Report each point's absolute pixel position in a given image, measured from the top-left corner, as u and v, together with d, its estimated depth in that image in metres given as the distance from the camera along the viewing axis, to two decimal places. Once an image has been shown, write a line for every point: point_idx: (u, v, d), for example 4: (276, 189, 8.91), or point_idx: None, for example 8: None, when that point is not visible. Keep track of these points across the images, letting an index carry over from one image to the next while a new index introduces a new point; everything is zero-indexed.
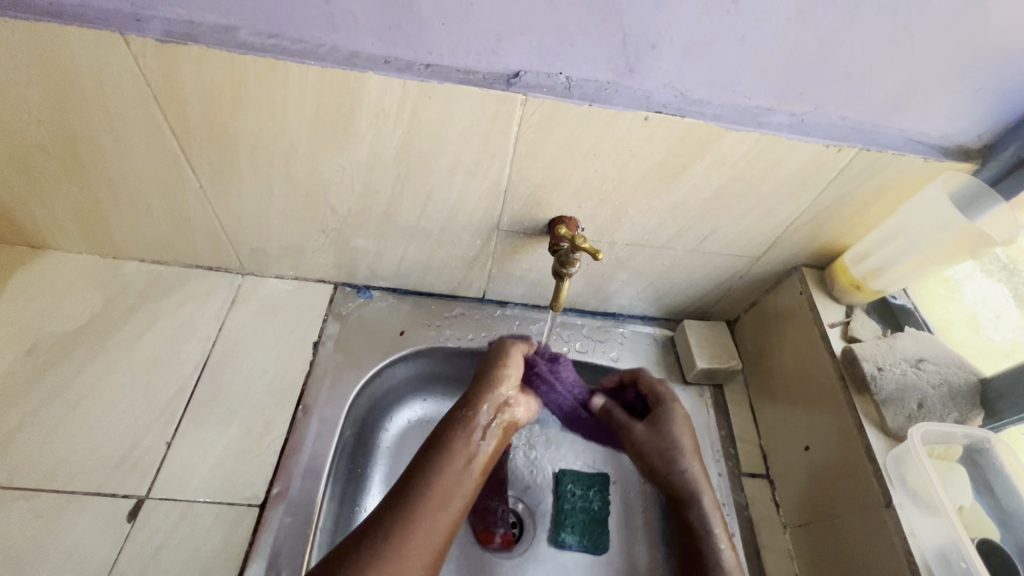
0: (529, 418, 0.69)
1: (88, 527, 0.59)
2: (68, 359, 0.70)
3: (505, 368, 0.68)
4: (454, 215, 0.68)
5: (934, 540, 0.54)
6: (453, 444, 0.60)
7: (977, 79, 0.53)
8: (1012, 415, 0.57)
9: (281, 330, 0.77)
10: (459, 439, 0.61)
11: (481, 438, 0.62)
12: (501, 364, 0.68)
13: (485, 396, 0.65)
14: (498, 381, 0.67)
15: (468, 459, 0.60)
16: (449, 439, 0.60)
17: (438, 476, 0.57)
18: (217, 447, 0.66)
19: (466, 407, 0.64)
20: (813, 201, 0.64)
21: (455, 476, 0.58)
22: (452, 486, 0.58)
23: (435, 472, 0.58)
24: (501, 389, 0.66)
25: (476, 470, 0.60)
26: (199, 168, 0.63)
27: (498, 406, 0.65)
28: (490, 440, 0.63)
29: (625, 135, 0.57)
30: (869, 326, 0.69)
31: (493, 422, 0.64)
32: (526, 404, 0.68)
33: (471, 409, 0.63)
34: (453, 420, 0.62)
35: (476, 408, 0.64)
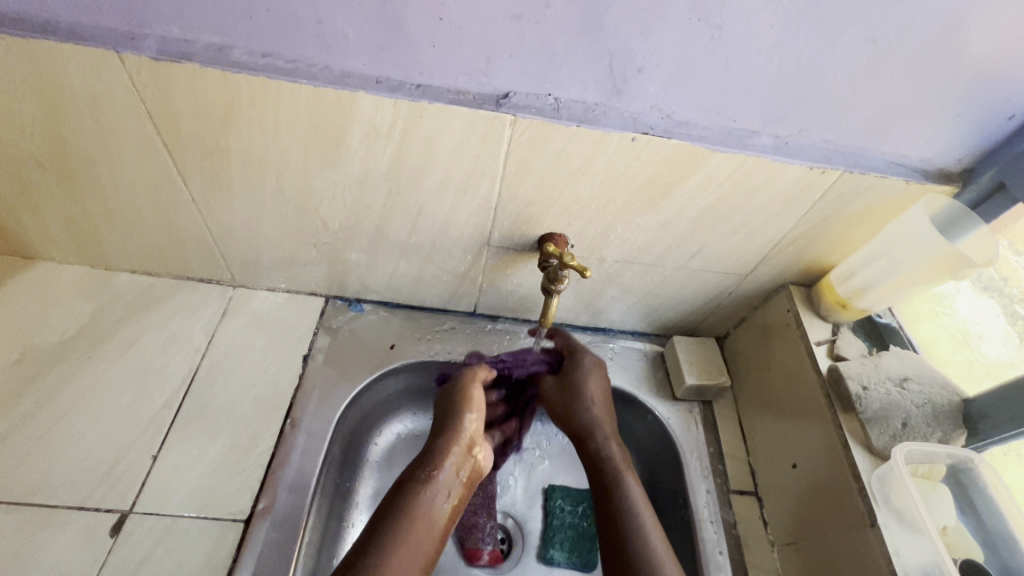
0: (487, 470, 0.66)
1: (71, 542, 0.58)
2: (55, 371, 0.69)
3: (467, 416, 0.64)
4: (445, 230, 0.69)
5: (917, 560, 0.54)
6: (414, 508, 0.56)
7: (955, 105, 0.54)
8: (995, 435, 0.57)
9: (271, 343, 0.77)
10: (420, 501, 0.57)
11: (442, 495, 0.59)
12: (463, 412, 0.64)
13: (446, 452, 0.61)
14: (461, 432, 0.62)
15: (430, 519, 0.56)
16: (409, 501, 0.56)
17: (398, 542, 0.53)
18: (203, 461, 0.66)
19: (427, 466, 0.59)
20: (799, 220, 0.65)
21: (416, 541, 0.54)
22: (413, 553, 0.54)
23: (395, 537, 0.54)
24: (463, 442, 0.62)
25: (437, 532, 0.57)
26: (190, 182, 0.63)
27: (459, 462, 0.61)
28: (450, 498, 0.59)
29: (613, 155, 0.58)
30: (854, 345, 0.70)
31: (455, 478, 0.60)
32: (485, 457, 0.65)
33: (433, 468, 0.59)
34: (413, 480, 0.58)
35: (436, 465, 0.60)
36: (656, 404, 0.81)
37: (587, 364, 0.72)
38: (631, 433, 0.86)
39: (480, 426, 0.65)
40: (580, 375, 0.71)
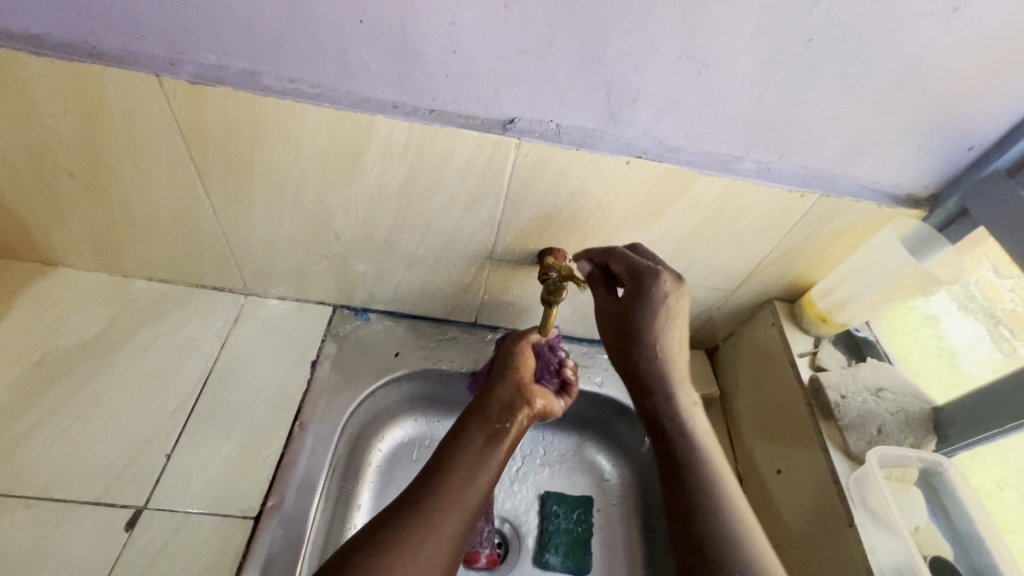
0: (549, 407, 0.72)
1: (87, 536, 0.60)
2: (73, 373, 0.72)
3: (517, 363, 0.74)
4: (451, 244, 0.73)
5: (890, 557, 0.57)
6: (473, 428, 0.64)
7: (919, 136, 0.59)
8: (962, 441, 0.61)
9: (281, 349, 0.80)
10: (478, 422, 0.65)
11: (501, 420, 0.66)
12: (514, 361, 0.74)
13: (499, 389, 0.70)
14: (513, 372, 0.73)
15: (489, 438, 0.63)
16: (470, 426, 0.64)
17: (460, 454, 0.61)
18: (215, 461, 0.68)
19: (483, 400, 0.69)
20: (781, 240, 0.70)
21: (478, 454, 0.61)
22: (475, 463, 0.60)
23: (457, 451, 0.61)
24: (517, 378, 0.72)
25: (501, 448, 0.63)
26: (213, 195, 0.67)
27: (515, 395, 0.69)
28: (512, 422, 0.66)
29: (609, 176, 0.62)
30: (834, 357, 0.74)
31: (512, 407, 0.68)
32: (542, 392, 0.72)
33: (487, 400, 0.68)
34: (473, 411, 0.67)
35: (490, 400, 0.69)
36: None
37: (666, 285, 0.62)
38: (626, 443, 0.90)
39: (531, 370, 0.74)
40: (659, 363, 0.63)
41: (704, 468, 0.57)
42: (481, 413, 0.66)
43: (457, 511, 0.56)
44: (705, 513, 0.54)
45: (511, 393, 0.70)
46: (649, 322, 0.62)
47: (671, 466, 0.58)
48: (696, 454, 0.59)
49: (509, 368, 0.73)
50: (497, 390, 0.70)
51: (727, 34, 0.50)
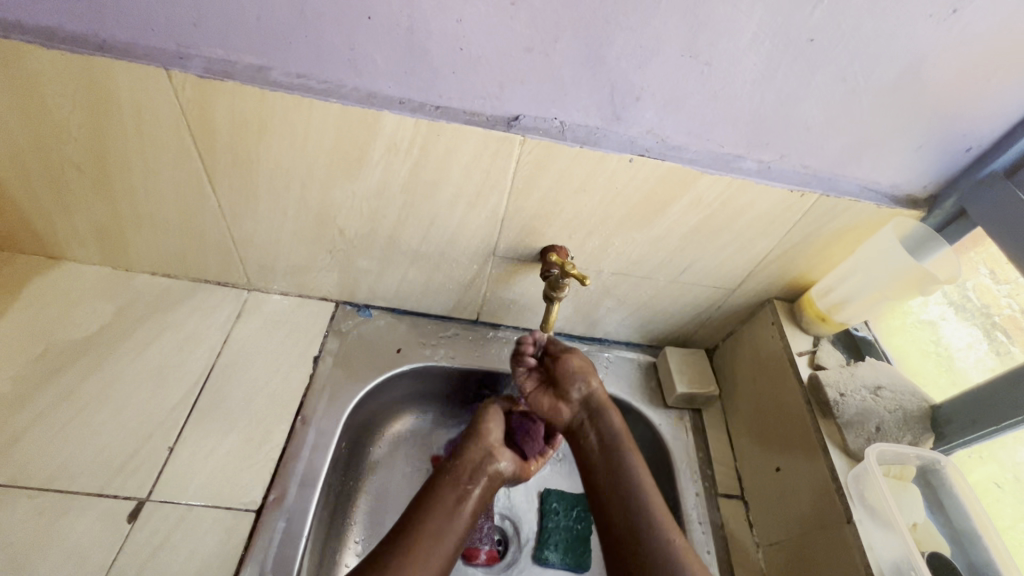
0: (517, 468, 0.74)
1: (90, 526, 0.61)
2: (77, 365, 0.73)
3: (490, 424, 0.74)
4: (454, 240, 0.73)
5: (888, 553, 0.58)
6: (443, 492, 0.66)
7: (919, 137, 0.60)
8: (960, 438, 0.62)
9: (284, 344, 0.80)
10: (447, 486, 0.67)
11: (469, 483, 0.68)
12: (490, 418, 0.75)
13: (471, 448, 0.71)
14: (488, 430, 0.73)
15: (458, 500, 0.66)
16: (440, 489, 0.66)
17: (428, 521, 0.63)
18: (217, 454, 0.69)
19: (455, 458, 0.70)
20: (781, 239, 0.71)
21: (445, 520, 0.64)
22: (441, 529, 0.63)
23: (426, 517, 0.63)
24: (490, 438, 0.73)
25: (465, 514, 0.66)
26: (218, 189, 0.68)
27: (485, 457, 0.71)
28: (479, 486, 0.69)
29: (613, 174, 0.63)
30: (833, 356, 0.75)
31: (482, 470, 0.70)
32: (512, 453, 0.74)
33: (458, 460, 0.70)
34: (443, 472, 0.69)
35: (462, 458, 0.70)
36: (649, 412, 0.86)
37: (577, 363, 0.73)
38: None
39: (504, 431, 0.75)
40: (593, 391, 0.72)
41: (634, 484, 0.65)
42: (452, 476, 0.68)
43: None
44: (636, 516, 0.63)
45: (487, 456, 0.71)
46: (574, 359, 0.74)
47: (614, 475, 0.66)
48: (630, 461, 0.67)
49: (480, 427, 0.74)
50: (469, 451, 0.71)
51: (730, 34, 0.51)
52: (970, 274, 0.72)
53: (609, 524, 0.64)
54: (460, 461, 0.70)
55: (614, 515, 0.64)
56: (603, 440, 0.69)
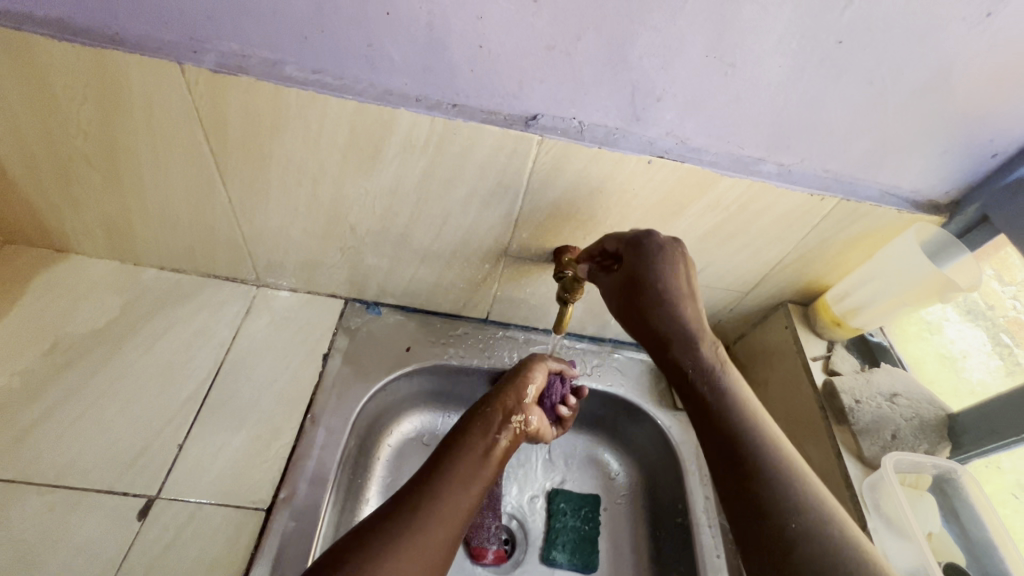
0: (541, 429, 0.75)
1: (100, 524, 0.60)
2: (85, 360, 0.72)
3: (529, 380, 0.75)
4: (467, 239, 0.73)
5: (905, 563, 0.58)
6: (476, 431, 0.66)
7: (944, 142, 0.59)
8: (976, 448, 0.61)
9: (293, 340, 0.80)
10: (479, 427, 0.66)
11: (498, 431, 0.67)
12: (524, 375, 0.75)
13: (504, 396, 0.72)
14: (520, 387, 0.74)
15: (488, 448, 0.64)
16: (472, 430, 0.66)
17: (461, 457, 0.62)
18: (227, 451, 0.68)
19: (486, 405, 0.70)
20: (799, 242, 0.70)
21: (479, 458, 0.62)
22: (476, 463, 0.62)
23: (457, 454, 0.62)
24: (523, 391, 0.74)
25: (496, 460, 0.64)
26: (229, 184, 0.67)
27: (515, 407, 0.71)
28: (505, 436, 0.67)
29: (630, 175, 0.62)
30: (847, 361, 0.74)
31: (510, 418, 0.69)
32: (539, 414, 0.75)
33: (490, 407, 0.70)
34: (473, 417, 0.68)
35: (495, 408, 0.70)
36: (659, 414, 0.86)
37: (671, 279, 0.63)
38: (633, 441, 0.90)
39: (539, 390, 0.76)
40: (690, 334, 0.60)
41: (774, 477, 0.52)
42: (481, 423, 0.67)
43: (449, 513, 0.55)
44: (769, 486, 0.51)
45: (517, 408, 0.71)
46: (666, 279, 0.60)
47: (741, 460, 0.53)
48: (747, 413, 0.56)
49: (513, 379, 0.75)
50: (499, 401, 0.71)
51: (757, 36, 0.50)
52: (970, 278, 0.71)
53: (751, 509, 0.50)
54: (490, 409, 0.69)
55: (749, 500, 0.51)
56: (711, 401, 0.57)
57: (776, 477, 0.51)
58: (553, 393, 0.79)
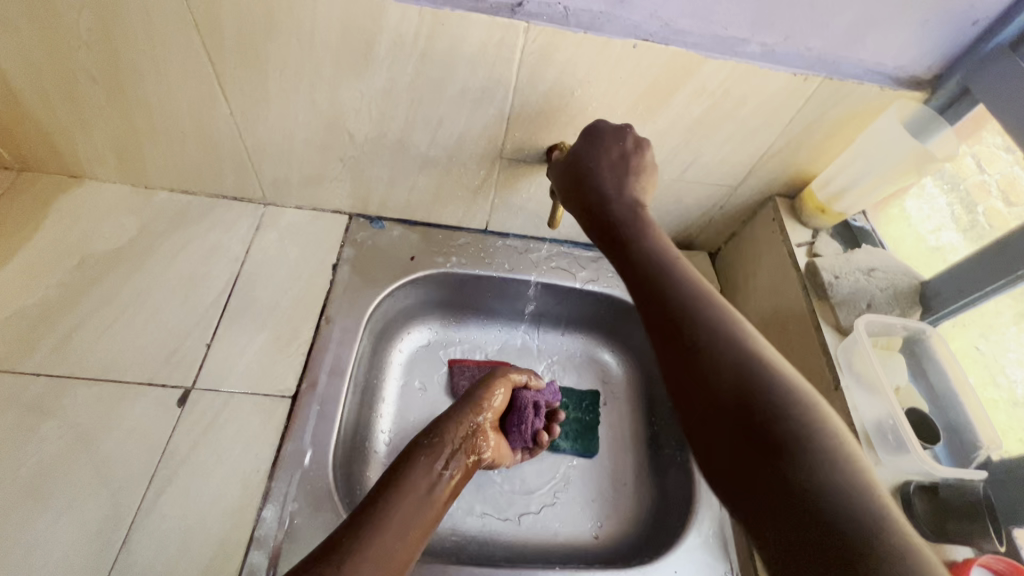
0: (495, 456, 0.76)
1: (145, 410, 0.67)
2: (111, 274, 0.77)
3: (489, 405, 0.75)
4: (462, 142, 0.75)
5: (872, 411, 0.62)
6: (434, 449, 0.67)
7: (925, 12, 0.60)
8: (945, 309, 0.66)
9: (303, 253, 0.84)
10: (431, 445, 0.67)
11: (447, 465, 0.67)
12: (485, 393, 0.76)
13: (459, 422, 0.71)
14: (479, 408, 0.74)
15: (434, 483, 0.63)
16: (422, 454, 0.66)
17: (414, 472, 0.63)
18: (252, 349, 0.74)
19: (438, 431, 0.69)
20: (784, 129, 0.72)
21: (432, 478, 0.64)
22: (428, 481, 0.63)
23: (411, 468, 0.63)
24: (479, 416, 0.74)
25: (440, 497, 0.63)
26: (229, 94, 0.69)
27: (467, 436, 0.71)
28: (454, 469, 0.67)
29: (616, 63, 0.64)
30: (830, 246, 0.78)
31: (462, 449, 0.70)
32: (495, 438, 0.76)
33: (442, 436, 0.69)
34: (422, 445, 0.67)
35: (449, 432, 0.70)
36: None
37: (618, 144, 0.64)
38: (630, 341, 0.96)
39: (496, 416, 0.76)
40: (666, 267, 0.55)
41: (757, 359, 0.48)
42: (430, 452, 0.66)
43: (405, 527, 0.57)
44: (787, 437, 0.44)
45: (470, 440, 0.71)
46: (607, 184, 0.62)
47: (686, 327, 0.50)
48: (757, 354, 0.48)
49: (473, 402, 0.75)
50: (451, 424, 0.71)
51: None
52: (980, 199, 0.72)
53: (733, 409, 0.46)
54: (441, 434, 0.69)
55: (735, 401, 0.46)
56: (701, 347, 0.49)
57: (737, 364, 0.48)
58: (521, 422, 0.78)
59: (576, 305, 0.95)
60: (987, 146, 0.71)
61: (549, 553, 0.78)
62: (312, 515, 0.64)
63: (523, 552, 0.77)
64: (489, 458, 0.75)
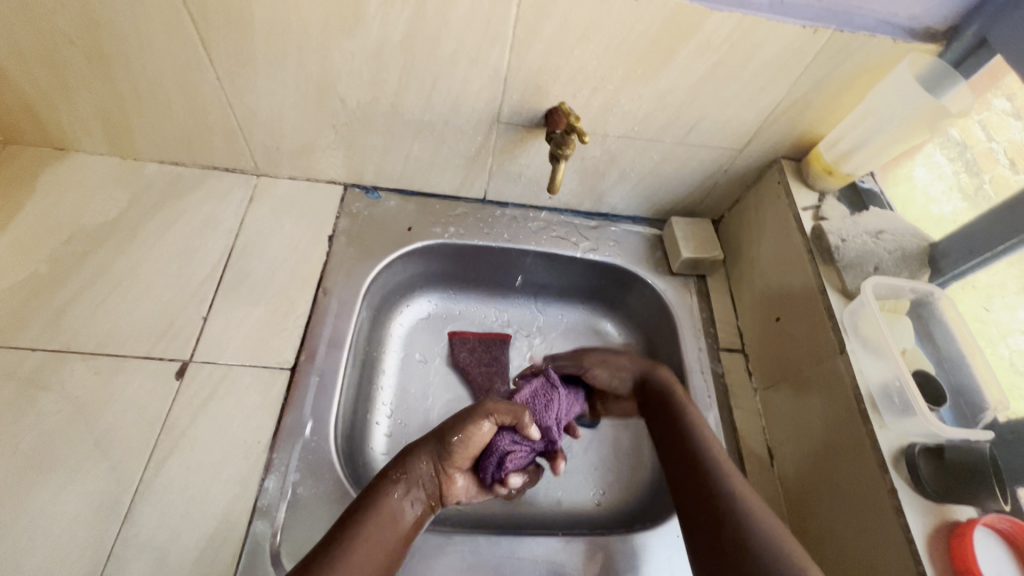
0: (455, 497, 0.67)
1: (144, 382, 0.67)
2: (104, 247, 0.76)
3: (468, 444, 0.65)
4: (457, 106, 0.73)
5: (878, 374, 0.61)
6: (384, 507, 0.58)
7: None
8: (954, 270, 0.65)
9: (298, 224, 0.83)
10: (385, 503, 0.58)
11: (410, 501, 0.60)
12: (457, 438, 0.64)
13: (427, 455, 0.64)
14: (453, 446, 0.64)
15: (395, 521, 0.58)
16: (384, 485, 0.59)
17: (357, 538, 0.54)
18: (249, 321, 0.73)
19: (401, 462, 0.62)
20: (791, 87, 0.69)
21: (377, 542, 0.55)
22: (373, 549, 0.55)
23: (355, 533, 0.54)
24: (452, 451, 0.64)
25: (400, 535, 0.58)
26: (215, 59, 0.66)
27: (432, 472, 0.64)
28: (416, 507, 0.61)
29: (617, 17, 0.61)
30: (837, 209, 0.76)
31: (425, 484, 0.63)
32: (456, 481, 0.67)
33: (405, 467, 0.62)
34: (387, 476, 0.61)
35: (414, 464, 0.62)
36: (655, 279, 0.89)
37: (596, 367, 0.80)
38: (632, 310, 0.94)
39: (472, 455, 0.66)
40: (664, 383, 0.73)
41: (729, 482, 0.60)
42: (394, 484, 0.60)
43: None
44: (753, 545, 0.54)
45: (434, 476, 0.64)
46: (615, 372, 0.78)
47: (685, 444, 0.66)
48: (746, 515, 0.57)
49: (447, 437, 0.64)
50: (419, 457, 0.63)
51: None
52: (986, 166, 0.68)
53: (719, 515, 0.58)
54: (408, 465, 0.62)
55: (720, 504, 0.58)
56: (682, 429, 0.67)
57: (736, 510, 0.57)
58: (493, 466, 0.67)
59: (577, 275, 0.93)
60: (997, 113, 0.67)
61: (552, 521, 0.78)
62: (314, 485, 0.64)
63: (526, 521, 0.77)
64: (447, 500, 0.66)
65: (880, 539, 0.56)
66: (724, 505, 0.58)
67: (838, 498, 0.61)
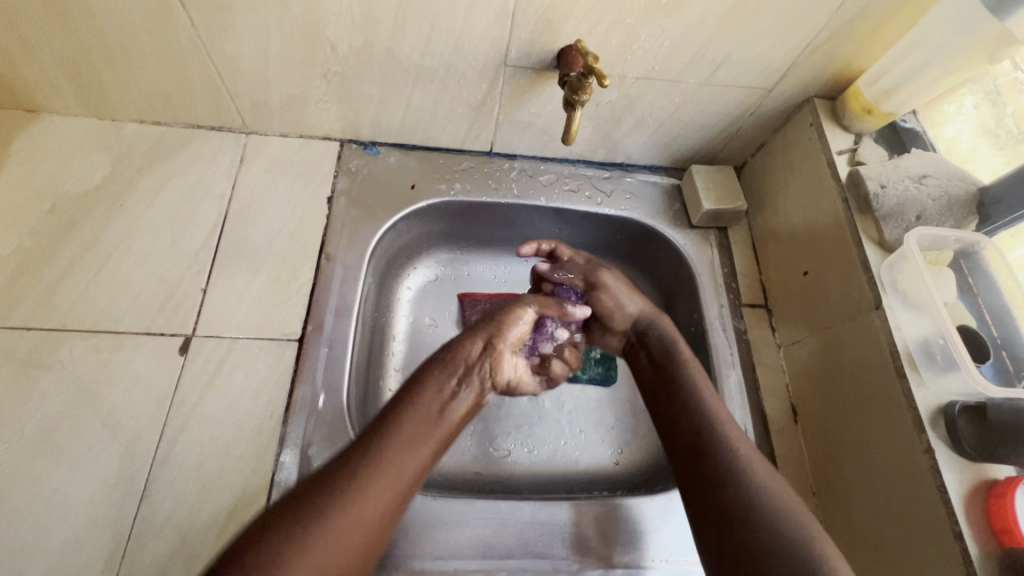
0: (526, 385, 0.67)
1: (146, 360, 0.64)
2: (89, 217, 0.71)
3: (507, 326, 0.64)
4: (460, 48, 0.66)
5: (919, 330, 0.58)
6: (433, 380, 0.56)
7: None
8: (1003, 218, 0.60)
9: (294, 185, 0.78)
10: (436, 380, 0.56)
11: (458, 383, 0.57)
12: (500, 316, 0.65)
13: (467, 339, 0.61)
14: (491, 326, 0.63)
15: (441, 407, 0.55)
16: (430, 372, 0.57)
17: (402, 423, 0.52)
18: (251, 291, 0.70)
19: (448, 348, 0.60)
20: (833, 16, 0.62)
21: (423, 423, 0.53)
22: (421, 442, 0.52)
23: (399, 417, 0.52)
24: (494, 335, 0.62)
25: (448, 420, 0.55)
26: (188, 2, 0.59)
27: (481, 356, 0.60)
28: (466, 389, 0.58)
29: None
30: (875, 152, 0.70)
31: (473, 370, 0.59)
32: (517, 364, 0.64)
33: (451, 351, 0.59)
34: (432, 361, 0.59)
35: (456, 350, 0.60)
36: (673, 233, 0.84)
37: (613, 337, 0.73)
38: (650, 265, 0.90)
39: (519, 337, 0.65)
40: (688, 392, 0.59)
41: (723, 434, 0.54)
42: (438, 369, 0.57)
43: (371, 508, 0.46)
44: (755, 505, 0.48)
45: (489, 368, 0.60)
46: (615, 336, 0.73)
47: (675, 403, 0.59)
48: (749, 476, 0.51)
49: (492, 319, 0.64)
50: (462, 341, 0.61)
51: None
52: (1011, 97, 0.68)
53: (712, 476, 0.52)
54: (454, 349, 0.60)
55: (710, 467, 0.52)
56: (699, 432, 0.55)
57: (730, 471, 0.51)
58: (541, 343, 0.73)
59: (590, 230, 0.89)
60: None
61: (571, 481, 0.78)
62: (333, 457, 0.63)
63: (545, 481, 0.77)
64: (511, 383, 0.64)
65: (911, 498, 0.55)
66: (722, 471, 0.52)
67: (868, 454, 0.60)
